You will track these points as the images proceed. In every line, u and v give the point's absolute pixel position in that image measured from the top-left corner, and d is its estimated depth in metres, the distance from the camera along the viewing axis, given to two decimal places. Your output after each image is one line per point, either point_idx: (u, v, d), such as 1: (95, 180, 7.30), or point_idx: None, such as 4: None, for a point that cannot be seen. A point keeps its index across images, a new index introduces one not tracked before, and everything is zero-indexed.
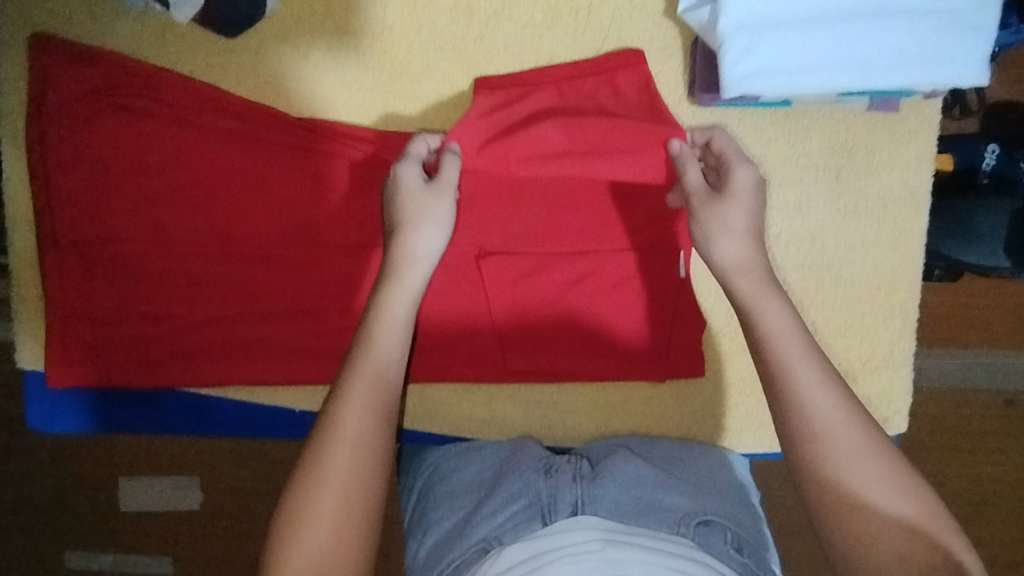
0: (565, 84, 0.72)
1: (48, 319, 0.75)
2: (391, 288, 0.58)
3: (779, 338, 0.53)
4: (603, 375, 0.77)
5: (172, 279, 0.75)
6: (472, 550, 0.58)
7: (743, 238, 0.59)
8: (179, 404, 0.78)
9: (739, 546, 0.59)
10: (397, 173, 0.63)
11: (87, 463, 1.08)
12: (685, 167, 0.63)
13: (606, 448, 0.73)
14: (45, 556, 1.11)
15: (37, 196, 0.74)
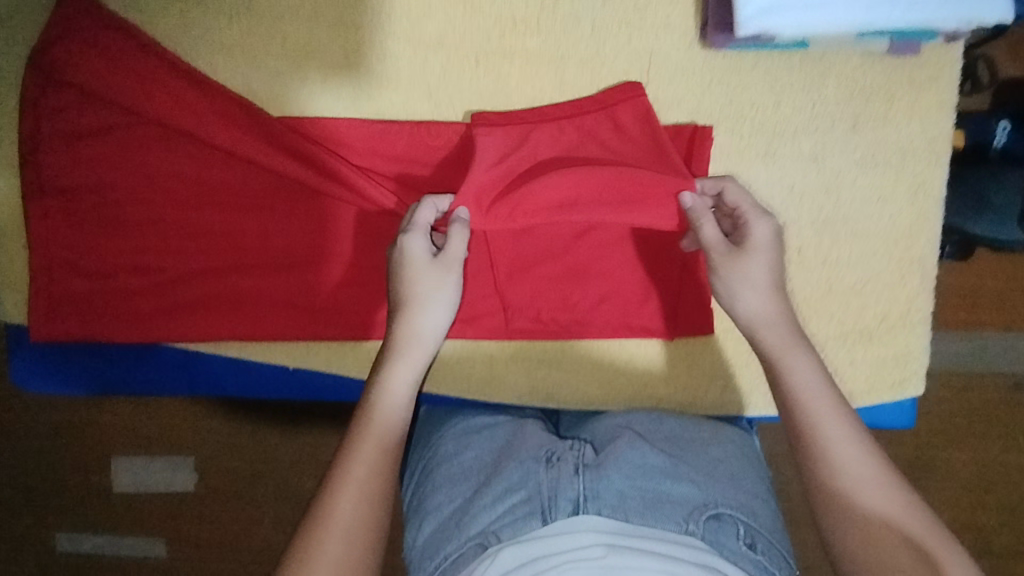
0: (566, 120, 0.69)
1: (32, 268, 0.72)
2: (396, 369, 0.57)
3: (808, 404, 0.54)
4: (609, 330, 0.74)
5: (161, 309, 0.72)
6: (469, 546, 0.52)
7: (767, 292, 0.59)
8: (165, 362, 0.75)
9: (752, 542, 0.53)
10: (401, 246, 0.60)
11: (75, 438, 1.05)
12: (703, 224, 0.60)
13: (614, 430, 0.64)
14: (38, 537, 1.07)
15: (23, 135, 0.71)
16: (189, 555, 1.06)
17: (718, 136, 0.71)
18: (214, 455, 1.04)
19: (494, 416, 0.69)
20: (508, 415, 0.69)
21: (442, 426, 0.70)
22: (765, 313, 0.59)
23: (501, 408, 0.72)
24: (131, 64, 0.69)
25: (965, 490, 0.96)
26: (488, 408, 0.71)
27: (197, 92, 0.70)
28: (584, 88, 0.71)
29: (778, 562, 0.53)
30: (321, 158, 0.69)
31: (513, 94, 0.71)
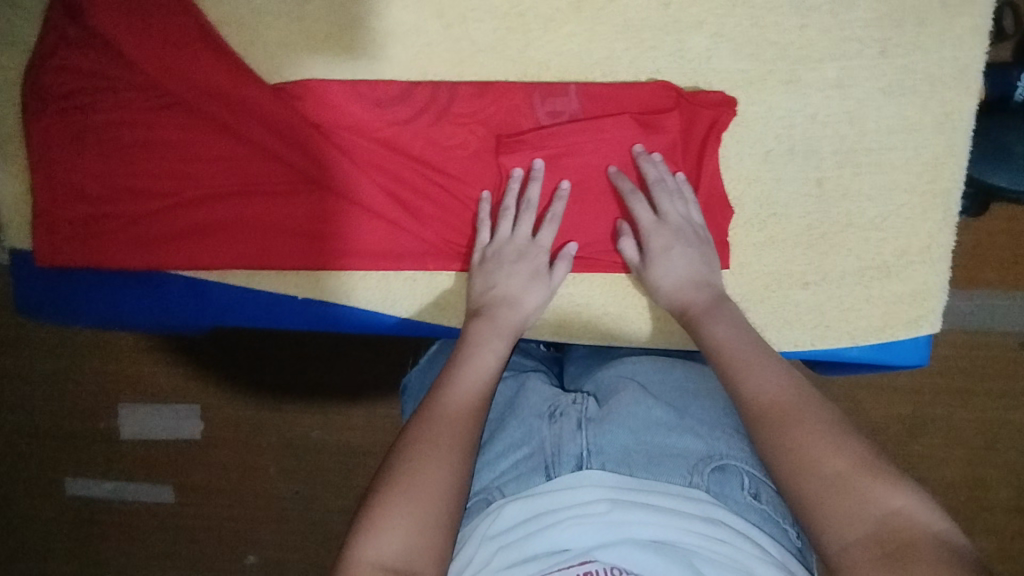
0: (574, 114, 0.68)
1: (37, 190, 0.70)
2: (498, 340, 0.58)
3: (729, 352, 0.55)
4: (616, 265, 0.70)
5: (172, 247, 0.71)
6: (474, 500, 0.53)
7: (683, 283, 0.63)
8: (168, 296, 0.73)
9: (757, 492, 0.51)
10: (533, 259, 0.65)
11: (87, 379, 1.05)
12: (621, 243, 0.67)
13: (620, 379, 0.62)
14: (49, 481, 1.08)
15: (37, 49, 0.68)
16: (190, 503, 1.06)
17: (741, 62, 0.68)
18: (217, 402, 1.04)
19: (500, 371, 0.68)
20: (512, 368, 0.68)
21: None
22: (685, 295, 0.63)
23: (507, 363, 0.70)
24: (159, 8, 0.68)
25: (964, 450, 0.95)
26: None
27: (214, 51, 0.68)
28: (602, 7, 0.68)
29: (781, 512, 0.51)
30: (336, 139, 0.69)
31: (528, 16, 0.68)
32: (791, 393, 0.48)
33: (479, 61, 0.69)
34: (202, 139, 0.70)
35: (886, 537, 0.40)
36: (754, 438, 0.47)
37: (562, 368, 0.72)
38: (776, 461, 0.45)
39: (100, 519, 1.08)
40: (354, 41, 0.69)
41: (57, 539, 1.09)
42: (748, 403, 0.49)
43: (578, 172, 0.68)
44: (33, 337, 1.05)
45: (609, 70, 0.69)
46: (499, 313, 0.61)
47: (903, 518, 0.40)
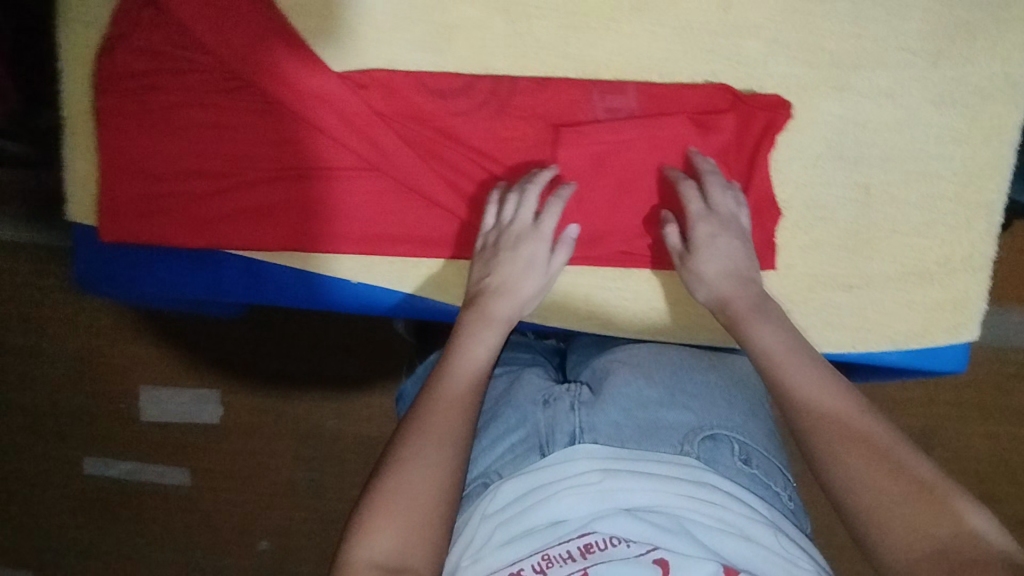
0: (630, 111, 0.70)
1: (103, 167, 0.72)
2: (487, 333, 0.60)
3: (776, 355, 0.57)
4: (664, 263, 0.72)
5: (230, 226, 0.73)
6: (473, 485, 0.56)
7: (722, 277, 0.64)
8: (223, 274, 0.75)
9: (746, 457, 0.56)
10: (517, 247, 0.65)
11: (111, 360, 1.06)
12: (666, 229, 0.67)
13: (610, 363, 0.64)
14: (66, 459, 1.09)
15: (109, 31, 0.71)
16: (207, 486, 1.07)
17: (795, 67, 0.70)
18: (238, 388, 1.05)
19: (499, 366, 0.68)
20: (510, 362, 0.68)
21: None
22: (726, 289, 0.63)
23: (506, 356, 0.70)
24: None
25: (989, 462, 0.96)
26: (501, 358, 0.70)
27: (281, 38, 0.70)
28: (662, 10, 0.70)
29: (772, 474, 0.57)
30: (398, 127, 0.71)
31: (589, 16, 0.70)
32: (853, 407, 0.52)
33: (540, 56, 0.70)
34: (264, 123, 0.72)
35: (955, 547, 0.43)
36: (816, 444, 0.50)
37: (565, 357, 0.72)
38: (845, 473, 0.48)
39: (118, 498, 1.09)
40: (419, 33, 0.71)
41: (75, 517, 1.10)
42: (805, 409, 0.52)
43: (631, 167, 0.71)
44: (59, 317, 1.06)
45: (666, 71, 0.70)
46: (491, 306, 0.63)
47: (977, 535, 0.43)
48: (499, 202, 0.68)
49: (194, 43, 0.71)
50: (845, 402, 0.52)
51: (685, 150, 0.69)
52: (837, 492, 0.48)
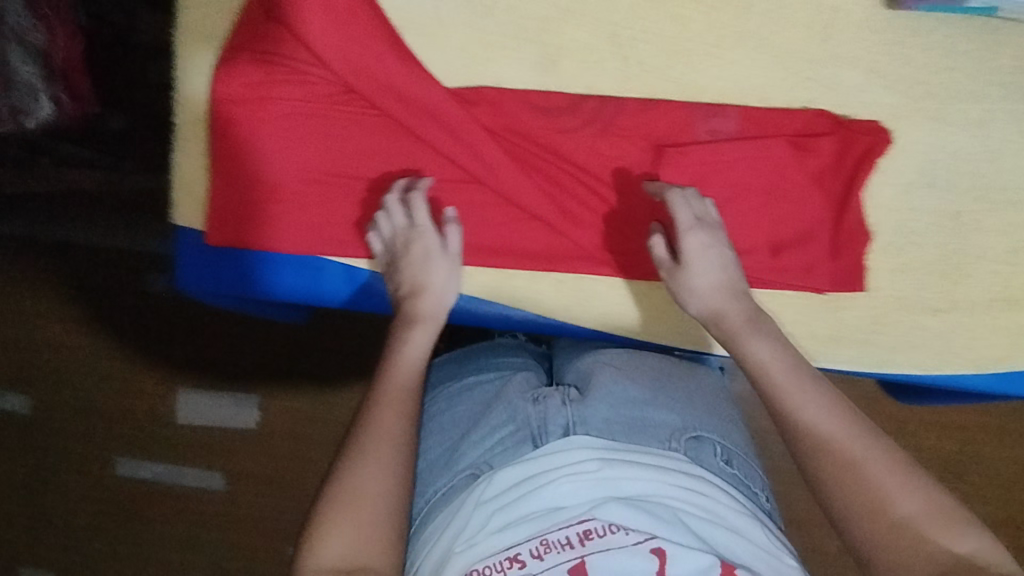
0: (732, 134, 0.72)
1: (212, 172, 0.74)
2: (418, 330, 0.63)
3: (770, 370, 0.57)
4: (760, 282, 0.74)
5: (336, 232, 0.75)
6: (460, 477, 0.57)
7: (716, 289, 0.64)
8: (322, 280, 0.76)
9: (728, 457, 0.61)
10: (410, 245, 0.68)
11: (161, 361, 1.07)
12: (651, 239, 0.66)
13: (591, 364, 0.67)
14: (98, 459, 1.09)
15: (228, 42, 0.73)
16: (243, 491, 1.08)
17: (890, 98, 0.72)
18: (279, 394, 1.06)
19: (487, 371, 0.69)
20: (499, 365, 0.70)
21: (438, 386, 0.71)
22: (718, 305, 0.63)
23: (496, 358, 0.71)
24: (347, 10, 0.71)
25: None
26: (486, 362, 0.70)
27: (396, 53, 0.72)
28: (764, 39, 0.72)
29: (751, 477, 0.62)
30: (506, 142, 0.73)
31: (695, 42, 0.72)
32: (850, 427, 0.53)
33: (645, 78, 0.72)
34: (372, 134, 0.74)
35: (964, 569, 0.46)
36: (818, 472, 0.51)
37: (547, 360, 0.75)
38: (847, 499, 0.50)
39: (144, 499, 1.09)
40: (527, 53, 0.72)
41: (101, 520, 1.10)
42: (809, 434, 0.52)
43: (732, 187, 0.73)
44: (113, 315, 1.06)
45: (766, 97, 0.72)
46: (421, 304, 0.66)
47: (972, 558, 0.47)
48: (381, 210, 0.71)
49: (309, 56, 0.73)
50: (842, 422, 0.53)
51: (616, 169, 0.72)
52: (841, 517, 0.50)
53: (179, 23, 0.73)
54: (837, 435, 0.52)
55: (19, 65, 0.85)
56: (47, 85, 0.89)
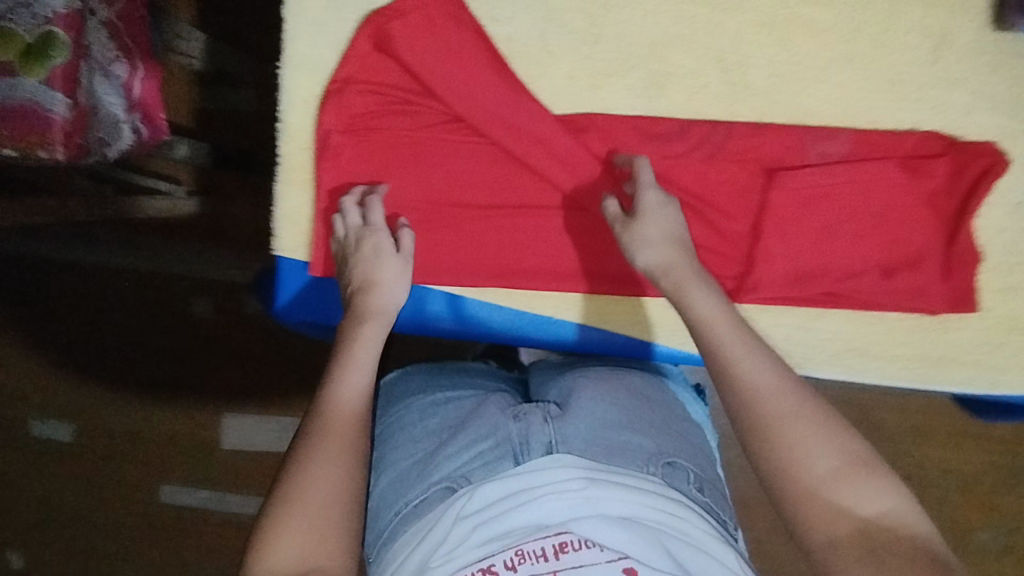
0: (843, 157, 0.72)
1: (319, 203, 0.74)
2: (368, 326, 0.64)
3: (710, 326, 0.57)
4: (867, 304, 0.74)
5: (441, 262, 0.76)
6: (436, 489, 0.59)
7: (662, 244, 0.63)
8: (427, 309, 0.77)
9: (701, 486, 0.61)
10: (363, 242, 0.69)
11: (224, 388, 1.24)
12: (605, 202, 0.67)
13: (576, 381, 0.69)
14: (146, 484, 1.28)
15: (335, 74, 0.73)
16: None
17: (1002, 119, 0.72)
18: None
19: (465, 389, 0.70)
20: (474, 386, 0.72)
21: (409, 398, 0.72)
22: (664, 260, 0.62)
23: (470, 380, 0.73)
24: (455, 41, 0.71)
25: None
26: (461, 381, 0.73)
27: (503, 84, 0.71)
28: (874, 61, 0.72)
29: (721, 506, 0.63)
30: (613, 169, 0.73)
31: (805, 66, 0.72)
32: (785, 385, 0.52)
33: (754, 102, 0.72)
34: (475, 165, 0.75)
35: (868, 534, 0.46)
36: (748, 422, 0.51)
37: (527, 381, 0.76)
38: (770, 455, 0.50)
39: (190, 520, 1.27)
40: (634, 79, 0.72)
41: (160, 535, 1.28)
42: (744, 398, 0.52)
43: (839, 210, 0.72)
44: (195, 333, 1.24)
45: (875, 121, 0.72)
46: (372, 304, 0.66)
47: (885, 518, 0.47)
48: (342, 211, 0.71)
49: (415, 88, 0.73)
50: (777, 378, 0.53)
51: (611, 149, 0.72)
52: (767, 472, 0.50)
53: (286, 54, 0.73)
54: (771, 392, 0.52)
55: (109, 98, 0.92)
56: (130, 115, 0.96)
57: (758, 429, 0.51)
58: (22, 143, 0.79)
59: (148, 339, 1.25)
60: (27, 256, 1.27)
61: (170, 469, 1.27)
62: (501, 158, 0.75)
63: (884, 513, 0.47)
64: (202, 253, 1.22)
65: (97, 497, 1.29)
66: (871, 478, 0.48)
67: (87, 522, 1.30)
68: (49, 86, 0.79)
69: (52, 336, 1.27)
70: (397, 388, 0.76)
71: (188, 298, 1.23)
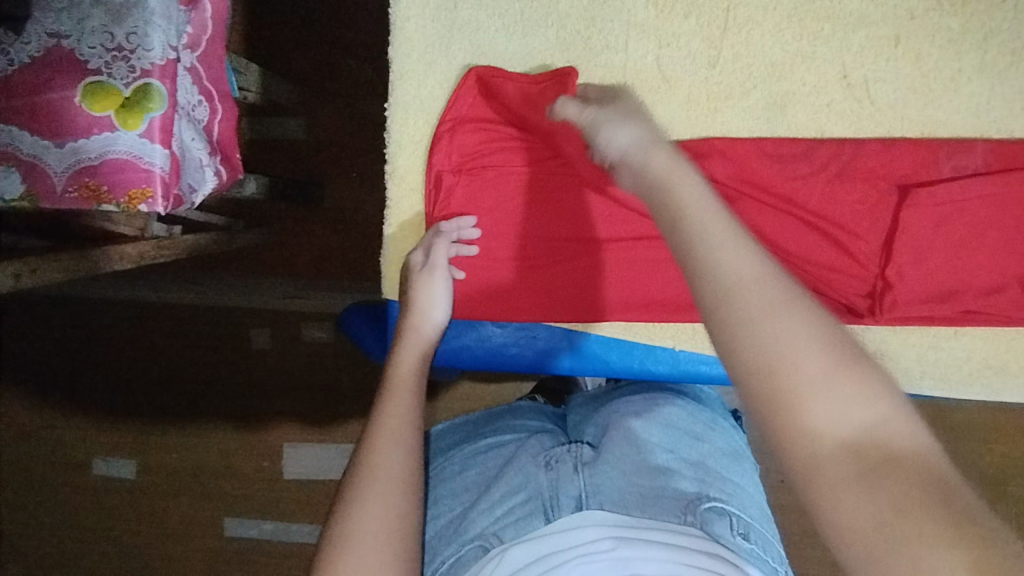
0: (979, 170, 0.68)
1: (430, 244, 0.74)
2: (405, 348, 0.60)
3: (679, 203, 0.38)
4: (1009, 320, 0.70)
5: (549, 297, 0.76)
6: (470, 547, 0.56)
7: (632, 120, 0.46)
8: (539, 341, 0.77)
9: (746, 533, 0.56)
10: (410, 263, 0.69)
11: (290, 419, 1.23)
12: (566, 105, 0.54)
13: (610, 420, 0.67)
14: (211, 520, 1.27)
15: (444, 115, 0.72)
16: None
17: None
18: None
19: (504, 434, 0.70)
20: (516, 431, 0.70)
21: (451, 451, 0.72)
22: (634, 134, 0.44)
23: (512, 425, 0.72)
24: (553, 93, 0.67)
25: None
26: (501, 426, 0.73)
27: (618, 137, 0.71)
28: (1013, 70, 0.68)
29: (771, 553, 0.58)
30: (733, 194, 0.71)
31: (935, 79, 0.68)
32: (762, 258, 0.34)
33: (880, 118, 0.70)
34: (582, 198, 0.74)
35: (864, 451, 0.29)
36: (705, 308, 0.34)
37: (566, 420, 0.77)
38: (740, 343, 0.32)
39: (256, 554, 1.26)
40: (753, 101, 0.70)
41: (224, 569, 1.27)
42: (715, 276, 0.34)
43: (974, 225, 0.68)
44: (253, 366, 1.23)
45: (1011, 132, 0.68)
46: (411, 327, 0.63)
47: (888, 437, 0.29)
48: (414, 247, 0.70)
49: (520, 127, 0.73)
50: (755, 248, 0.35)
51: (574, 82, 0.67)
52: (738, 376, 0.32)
53: (393, 97, 0.73)
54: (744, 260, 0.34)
55: (190, 142, 0.80)
56: (212, 158, 0.83)
57: (728, 315, 0.33)
58: (124, 199, 0.74)
59: (211, 375, 1.24)
60: (82, 295, 1.25)
61: (232, 505, 1.26)
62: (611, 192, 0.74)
63: (885, 429, 0.30)
64: (261, 285, 1.20)
65: (157, 533, 1.28)
66: (867, 369, 0.31)
67: (148, 559, 1.29)
68: (148, 138, 0.74)
69: (118, 375, 1.26)
70: (440, 440, 0.76)
71: (251, 333, 1.22)
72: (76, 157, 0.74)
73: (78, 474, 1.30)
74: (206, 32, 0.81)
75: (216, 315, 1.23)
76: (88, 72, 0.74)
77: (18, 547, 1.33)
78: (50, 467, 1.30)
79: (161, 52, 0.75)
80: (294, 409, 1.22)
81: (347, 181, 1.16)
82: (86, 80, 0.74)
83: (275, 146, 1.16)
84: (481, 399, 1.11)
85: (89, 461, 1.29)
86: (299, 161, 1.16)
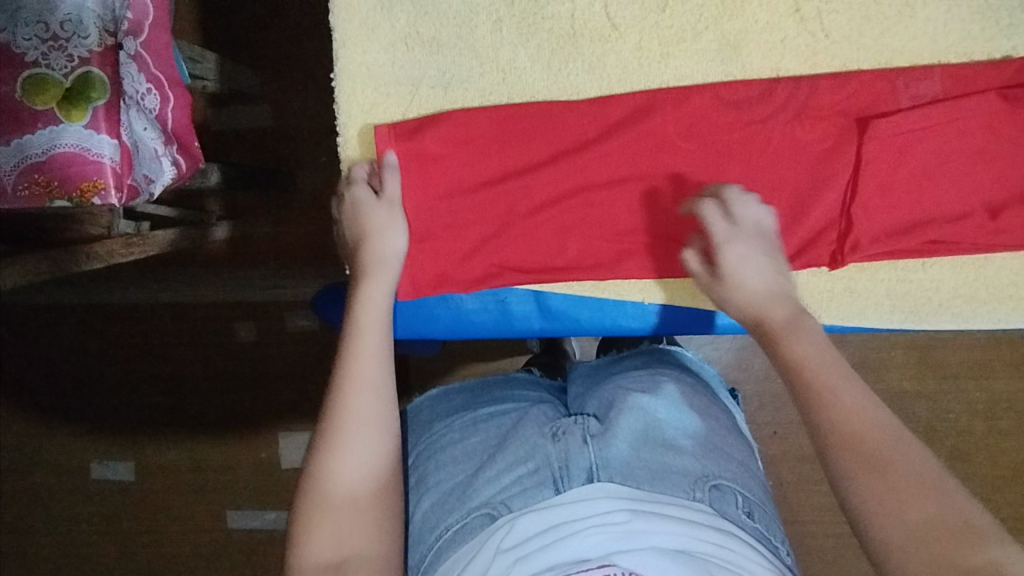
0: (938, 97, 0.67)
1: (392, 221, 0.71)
2: (372, 282, 0.62)
3: (813, 365, 0.52)
4: (976, 248, 0.69)
5: (520, 263, 0.73)
6: (476, 515, 0.57)
7: (752, 291, 0.60)
8: (511, 308, 0.76)
9: (750, 510, 0.58)
10: (348, 198, 0.67)
11: (280, 408, 1.22)
12: (686, 255, 0.65)
13: (615, 394, 0.67)
14: (210, 515, 1.27)
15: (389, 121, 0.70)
16: None
17: None
18: None
19: (503, 403, 0.70)
20: (516, 400, 0.70)
21: (449, 416, 0.71)
22: (753, 293, 0.60)
23: (511, 395, 0.72)
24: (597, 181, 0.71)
25: None
26: (497, 396, 0.72)
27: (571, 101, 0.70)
28: None
29: (773, 532, 0.59)
30: (690, 143, 0.70)
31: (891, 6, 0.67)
32: (885, 437, 0.47)
33: (836, 51, 0.68)
34: (549, 157, 0.71)
35: None
36: (843, 471, 0.47)
37: (567, 391, 0.77)
38: (863, 506, 0.45)
39: (259, 544, 1.27)
40: (707, 42, 0.68)
41: (229, 562, 1.28)
42: (840, 439, 0.48)
43: (935, 154, 0.67)
44: (237, 359, 1.22)
45: (969, 55, 0.67)
46: (375, 261, 0.64)
47: None
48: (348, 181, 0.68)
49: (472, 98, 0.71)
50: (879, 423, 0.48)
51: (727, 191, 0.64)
52: (868, 528, 0.44)
53: (339, 66, 0.71)
54: (862, 427, 0.48)
55: (142, 132, 0.73)
56: (169, 148, 0.76)
57: (856, 478, 0.46)
58: (75, 192, 0.70)
59: (195, 371, 1.23)
60: (61, 300, 1.24)
61: (228, 498, 1.26)
62: (576, 147, 0.71)
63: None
64: (238, 277, 1.19)
65: (157, 531, 1.28)
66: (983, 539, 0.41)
67: (151, 558, 1.29)
68: (93, 128, 0.70)
69: (101, 378, 1.25)
70: (434, 405, 0.75)
71: (233, 325, 1.21)
72: (22, 154, 0.70)
73: (72, 478, 1.29)
74: (148, 16, 0.72)
75: (196, 310, 1.21)
76: (25, 65, 0.70)
77: (25, 558, 1.33)
78: (45, 474, 1.30)
79: (98, 39, 0.70)
80: (283, 398, 1.22)
81: (314, 163, 1.14)
82: (23, 74, 0.70)
83: (236, 134, 1.14)
84: (465, 371, 1.12)
85: (82, 465, 1.29)
86: (262, 147, 1.14)
